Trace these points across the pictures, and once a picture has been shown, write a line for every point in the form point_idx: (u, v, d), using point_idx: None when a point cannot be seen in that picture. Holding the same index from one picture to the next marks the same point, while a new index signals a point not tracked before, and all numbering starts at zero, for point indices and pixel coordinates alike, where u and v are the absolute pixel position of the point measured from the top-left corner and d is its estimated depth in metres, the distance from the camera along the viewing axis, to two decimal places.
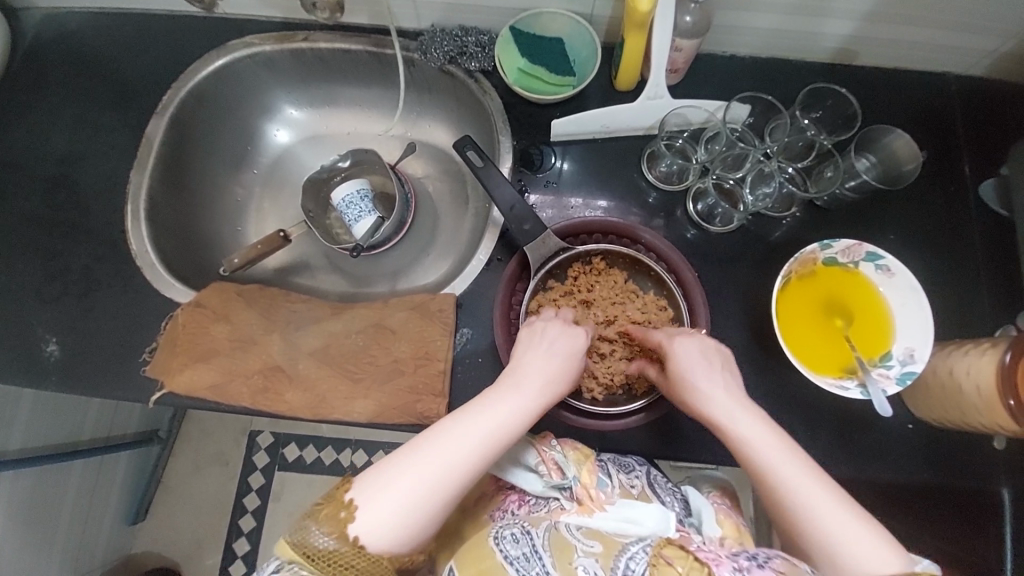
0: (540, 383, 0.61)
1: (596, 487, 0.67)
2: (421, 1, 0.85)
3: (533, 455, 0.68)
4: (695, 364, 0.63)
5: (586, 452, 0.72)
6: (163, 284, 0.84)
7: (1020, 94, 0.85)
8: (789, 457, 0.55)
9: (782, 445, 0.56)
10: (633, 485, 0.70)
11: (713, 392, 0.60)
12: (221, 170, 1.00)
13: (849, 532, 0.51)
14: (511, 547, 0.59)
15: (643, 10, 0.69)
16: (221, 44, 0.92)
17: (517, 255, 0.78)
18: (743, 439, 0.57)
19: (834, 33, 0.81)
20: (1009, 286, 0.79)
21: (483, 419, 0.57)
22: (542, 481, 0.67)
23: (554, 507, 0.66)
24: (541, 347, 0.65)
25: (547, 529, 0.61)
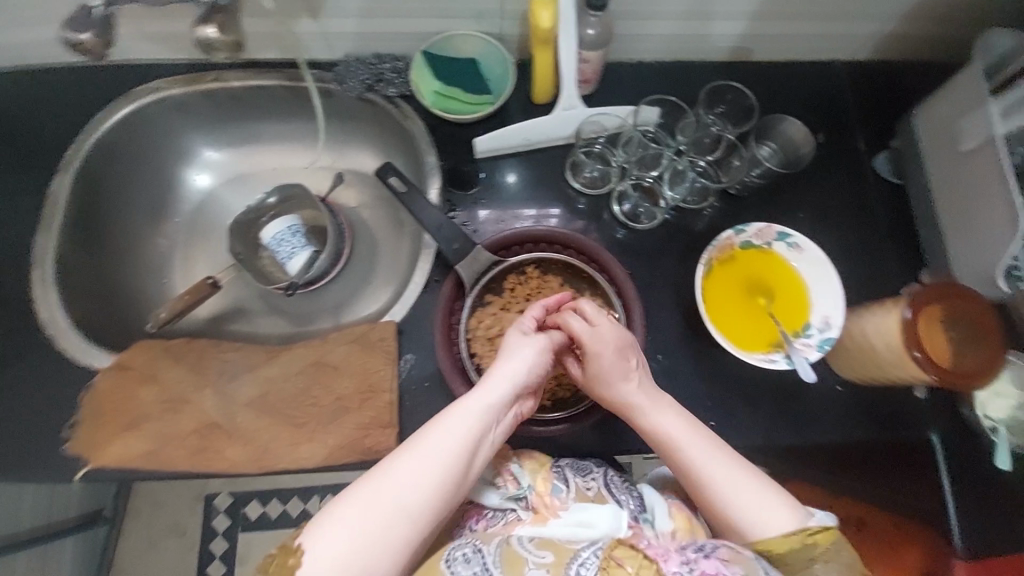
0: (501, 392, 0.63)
1: (552, 494, 0.67)
2: (330, 33, 0.85)
3: (488, 468, 0.69)
4: (605, 362, 0.66)
5: (543, 459, 0.72)
6: (80, 352, 0.79)
7: (904, 70, 0.93)
8: (705, 445, 0.64)
9: (693, 437, 0.64)
10: (590, 488, 0.70)
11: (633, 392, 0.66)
12: (139, 221, 0.94)
13: (749, 502, 0.61)
14: (463, 567, 0.59)
15: (545, 27, 0.73)
16: (125, 92, 0.88)
17: (451, 277, 0.78)
18: (654, 429, 0.65)
19: (727, 33, 0.87)
20: (910, 248, 0.86)
21: (447, 436, 0.59)
22: (498, 493, 0.67)
23: (511, 518, 0.66)
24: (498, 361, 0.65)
25: (497, 545, 0.61)
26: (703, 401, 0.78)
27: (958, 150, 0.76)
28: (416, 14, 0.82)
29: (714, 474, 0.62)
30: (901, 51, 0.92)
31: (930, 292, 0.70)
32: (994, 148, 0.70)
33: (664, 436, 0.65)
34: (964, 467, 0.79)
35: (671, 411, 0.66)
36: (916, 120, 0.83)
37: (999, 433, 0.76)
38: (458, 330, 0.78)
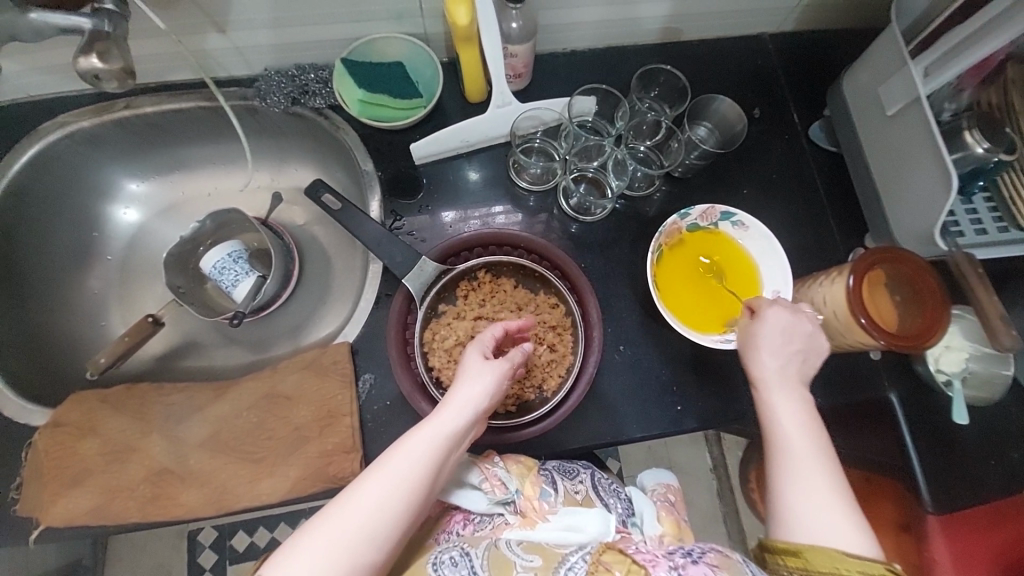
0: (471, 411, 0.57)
1: (540, 498, 0.66)
2: (244, 47, 0.81)
3: (475, 473, 0.66)
4: (777, 340, 0.64)
5: (529, 463, 0.70)
6: (15, 410, 0.75)
7: (827, 40, 0.95)
8: (803, 438, 0.59)
9: (803, 427, 0.60)
10: (578, 491, 0.71)
11: (768, 371, 0.63)
12: (67, 265, 0.90)
13: (822, 505, 0.55)
14: (450, 571, 0.60)
15: (464, 25, 0.70)
16: (31, 130, 0.83)
17: (401, 292, 0.75)
18: (771, 411, 0.61)
19: (654, 15, 0.86)
20: (852, 214, 0.88)
21: (414, 460, 0.53)
22: (485, 498, 0.65)
23: (498, 522, 0.65)
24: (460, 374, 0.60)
25: (485, 549, 0.61)
26: (665, 387, 0.78)
27: (886, 114, 0.77)
28: (333, 21, 0.79)
29: (797, 474, 0.57)
30: (830, 17, 0.92)
31: (872, 258, 0.69)
32: (919, 110, 0.71)
33: (775, 420, 0.61)
34: (933, 424, 0.80)
35: (798, 401, 0.62)
36: (845, 87, 0.84)
37: (954, 387, 0.79)
38: (414, 346, 0.75)
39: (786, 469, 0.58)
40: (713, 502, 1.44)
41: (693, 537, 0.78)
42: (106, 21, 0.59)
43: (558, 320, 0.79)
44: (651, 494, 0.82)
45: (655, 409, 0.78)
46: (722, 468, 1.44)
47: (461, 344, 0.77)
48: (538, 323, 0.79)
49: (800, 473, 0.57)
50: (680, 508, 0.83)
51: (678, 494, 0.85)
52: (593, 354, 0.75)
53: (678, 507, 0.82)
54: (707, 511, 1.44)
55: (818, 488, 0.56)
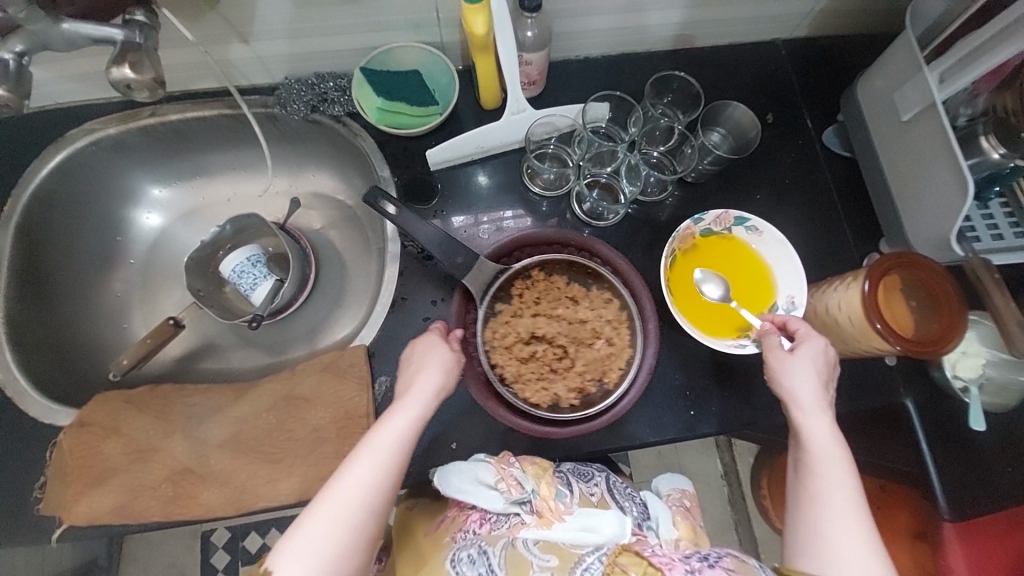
0: (428, 393, 0.62)
1: (556, 498, 0.67)
2: (265, 57, 0.83)
3: (492, 472, 0.68)
4: (813, 364, 0.64)
5: (545, 464, 0.71)
6: (42, 410, 0.77)
7: (840, 46, 0.95)
8: (840, 463, 0.59)
9: (841, 455, 0.60)
10: (593, 493, 0.72)
11: (803, 396, 0.62)
12: (91, 268, 0.92)
13: (850, 534, 0.57)
14: (468, 568, 0.63)
15: (480, 34, 0.72)
16: (59, 138, 0.85)
17: (460, 290, 0.79)
18: (806, 437, 0.61)
19: (668, 22, 0.86)
20: (866, 219, 0.88)
21: (377, 443, 0.57)
22: (502, 498, 0.66)
23: (514, 521, 0.65)
24: (416, 364, 0.65)
25: (503, 548, 0.63)
26: (678, 391, 0.79)
27: (900, 121, 0.77)
28: (352, 31, 0.80)
29: (829, 500, 0.58)
30: (844, 23, 0.92)
31: (888, 263, 0.69)
32: (935, 116, 0.71)
33: (812, 446, 0.61)
34: (948, 430, 0.80)
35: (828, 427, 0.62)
36: (859, 93, 0.84)
37: (971, 393, 0.78)
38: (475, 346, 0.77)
39: (818, 496, 0.59)
40: (724, 508, 1.43)
41: (708, 541, 0.78)
42: (138, 32, 0.60)
43: (614, 315, 0.80)
44: (666, 499, 0.82)
45: (669, 414, 0.78)
46: (733, 474, 1.43)
47: (521, 341, 0.79)
48: (595, 318, 0.80)
49: (831, 502, 0.58)
50: (695, 513, 0.83)
51: (693, 501, 0.85)
52: (651, 344, 0.77)
53: (693, 512, 0.83)
54: (718, 517, 1.43)
55: (848, 518, 0.57)
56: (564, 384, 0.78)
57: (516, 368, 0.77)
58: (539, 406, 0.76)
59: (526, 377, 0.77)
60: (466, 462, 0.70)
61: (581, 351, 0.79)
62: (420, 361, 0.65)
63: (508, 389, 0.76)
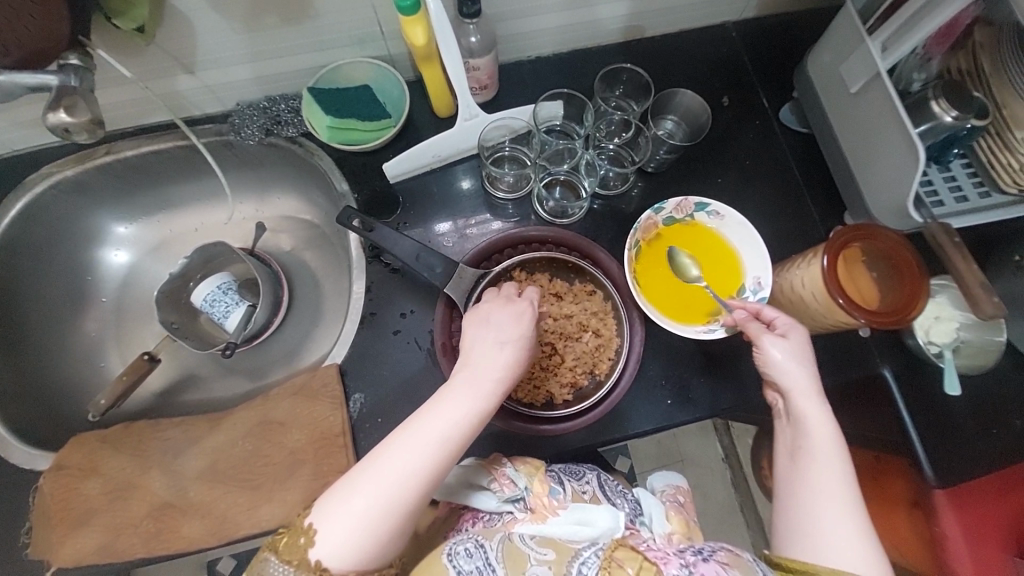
0: (495, 377, 0.61)
1: (549, 495, 0.67)
2: (214, 85, 0.83)
3: (484, 474, 0.69)
4: (801, 355, 0.64)
5: (538, 463, 0.71)
6: (20, 457, 0.77)
7: (789, 23, 0.95)
8: (833, 448, 0.60)
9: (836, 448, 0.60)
10: (585, 490, 0.72)
11: (800, 384, 0.62)
12: (62, 311, 0.92)
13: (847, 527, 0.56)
14: (465, 562, 0.62)
15: (420, 44, 0.72)
16: (16, 184, 0.85)
17: (442, 300, 0.76)
18: (802, 429, 0.61)
19: (613, 15, 0.86)
20: (829, 193, 0.88)
21: (443, 421, 0.57)
22: (495, 496, 0.67)
23: (507, 518, 0.67)
24: (489, 337, 0.63)
25: (500, 541, 0.63)
26: (654, 381, 0.79)
27: (849, 93, 0.77)
28: (297, 51, 0.80)
29: (823, 484, 0.58)
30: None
31: (847, 236, 0.69)
32: (881, 86, 0.71)
33: (807, 439, 0.61)
34: (927, 397, 0.80)
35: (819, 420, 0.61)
36: (809, 68, 0.84)
37: (945, 358, 0.78)
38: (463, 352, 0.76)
39: (810, 482, 0.59)
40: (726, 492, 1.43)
41: (703, 537, 0.79)
42: (72, 74, 0.61)
43: (599, 307, 0.80)
44: (660, 495, 0.82)
45: (646, 405, 0.78)
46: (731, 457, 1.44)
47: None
48: (580, 311, 0.80)
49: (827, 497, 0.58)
50: (690, 510, 0.83)
51: (688, 497, 0.85)
52: (637, 331, 0.77)
53: (688, 508, 0.82)
54: (721, 500, 1.43)
55: (843, 510, 0.57)
56: (557, 381, 0.78)
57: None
58: (534, 404, 0.77)
59: (518, 378, 0.77)
60: (458, 465, 0.70)
61: (570, 345, 0.79)
62: (492, 336, 0.63)
63: None
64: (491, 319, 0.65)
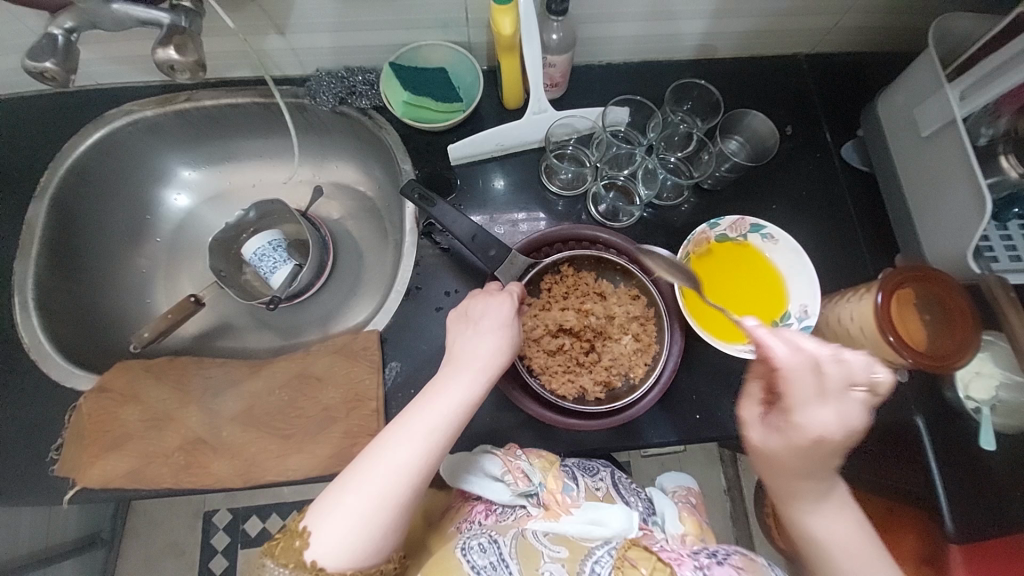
0: (480, 366, 0.63)
1: (563, 492, 0.68)
2: (300, 48, 0.86)
3: (498, 464, 0.69)
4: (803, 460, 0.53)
5: (550, 458, 0.72)
6: (62, 375, 0.80)
7: (862, 63, 0.96)
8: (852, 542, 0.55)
9: (853, 531, 0.55)
10: (599, 488, 0.73)
11: (797, 491, 0.54)
12: (120, 244, 0.95)
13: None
14: (479, 556, 0.63)
15: (507, 34, 0.74)
16: (98, 117, 0.89)
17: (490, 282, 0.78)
18: (811, 530, 0.55)
19: (691, 32, 0.88)
20: (882, 235, 0.88)
21: (430, 413, 0.59)
22: (508, 490, 0.67)
23: (521, 514, 0.67)
24: (470, 333, 0.65)
25: (513, 538, 0.65)
26: (685, 395, 0.79)
27: (920, 136, 0.77)
28: (384, 27, 0.83)
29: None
30: (867, 40, 0.93)
31: (899, 276, 0.69)
32: (954, 133, 0.71)
33: (823, 539, 0.55)
34: (958, 449, 0.79)
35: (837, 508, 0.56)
36: (879, 108, 0.85)
37: (983, 414, 0.78)
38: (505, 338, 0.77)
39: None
40: (727, 525, 1.40)
41: (715, 540, 0.77)
42: (184, 16, 0.64)
43: (641, 312, 0.80)
44: (672, 495, 0.82)
45: (673, 418, 0.78)
46: (736, 490, 1.42)
47: (549, 333, 0.79)
48: (622, 314, 0.80)
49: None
50: (701, 510, 0.82)
51: (699, 498, 0.85)
52: (677, 341, 0.77)
53: (699, 510, 0.82)
54: (720, 532, 1.40)
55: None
56: (590, 377, 0.79)
57: (543, 360, 0.78)
58: (566, 397, 0.77)
59: (553, 370, 0.78)
60: (471, 455, 0.71)
61: (608, 344, 0.80)
62: (474, 330, 0.65)
63: (535, 379, 0.77)
64: (470, 315, 0.66)
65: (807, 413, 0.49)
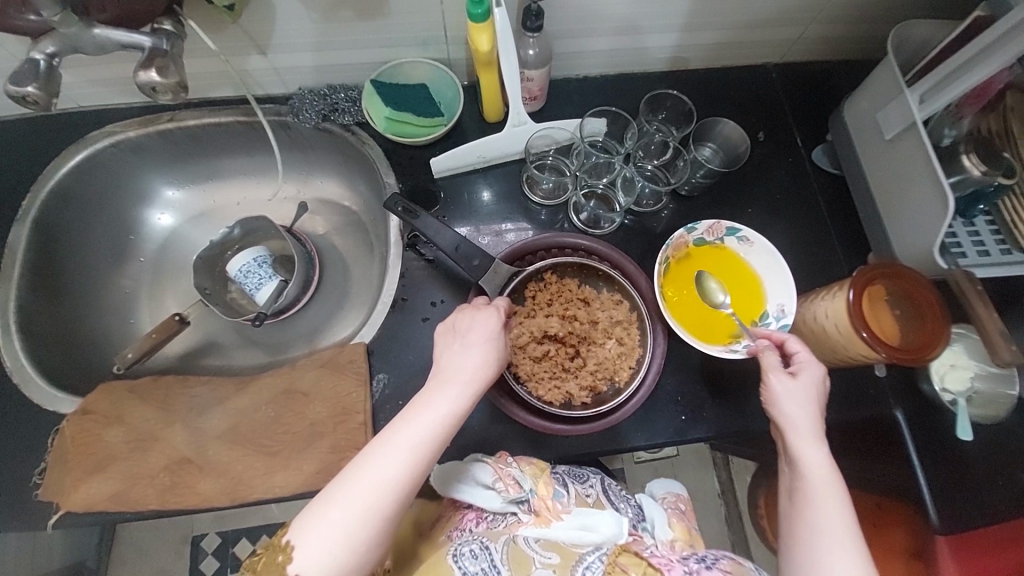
0: (467, 378, 0.63)
1: (553, 498, 0.68)
2: (283, 68, 0.88)
3: (489, 472, 0.69)
4: (811, 393, 0.65)
5: (542, 464, 0.72)
6: (45, 398, 0.79)
7: (827, 71, 1.00)
8: (832, 492, 0.60)
9: (835, 484, 0.60)
10: (589, 494, 0.73)
11: (796, 419, 0.63)
12: (103, 264, 0.95)
13: (845, 561, 0.56)
14: (470, 563, 0.64)
15: (485, 50, 0.76)
16: (80, 138, 0.90)
17: (474, 290, 0.79)
18: (803, 464, 0.61)
19: (663, 45, 0.91)
20: (855, 234, 0.90)
21: (417, 426, 0.60)
22: (500, 497, 0.67)
23: (511, 520, 0.68)
24: (458, 346, 0.66)
25: (506, 543, 0.65)
26: (670, 397, 0.80)
27: (884, 139, 0.80)
28: (364, 45, 0.85)
29: (824, 523, 0.58)
30: (832, 49, 0.97)
31: (872, 273, 0.71)
32: (916, 135, 0.74)
33: (808, 473, 0.61)
34: (938, 441, 0.80)
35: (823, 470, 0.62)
36: (845, 113, 0.88)
37: (959, 405, 0.80)
38: None
39: (811, 519, 0.59)
40: (721, 528, 1.40)
41: (704, 544, 0.78)
42: (165, 39, 0.65)
43: (624, 316, 0.82)
44: (660, 502, 0.82)
45: (660, 419, 0.79)
46: (729, 493, 1.42)
47: (534, 340, 0.80)
48: (606, 319, 0.82)
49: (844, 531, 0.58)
50: (691, 517, 0.82)
51: (689, 504, 0.85)
52: (660, 343, 0.79)
53: (688, 515, 0.82)
54: (715, 536, 1.41)
55: (840, 535, 0.58)
56: (576, 383, 0.79)
57: (530, 366, 0.79)
58: (552, 403, 0.78)
59: (540, 376, 0.79)
60: (463, 463, 0.71)
61: (593, 349, 0.81)
62: (461, 343, 0.66)
63: (522, 387, 0.78)
64: (458, 327, 0.67)
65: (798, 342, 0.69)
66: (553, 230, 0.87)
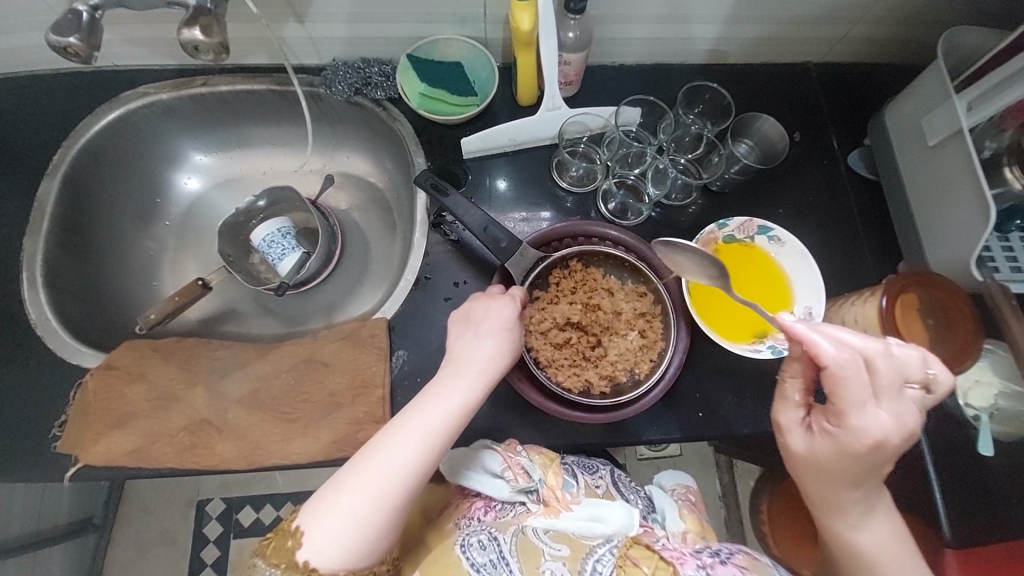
0: (479, 369, 0.64)
1: (562, 488, 0.70)
2: (319, 38, 0.87)
3: (498, 460, 0.70)
4: (868, 469, 0.55)
5: (550, 455, 0.73)
6: (68, 352, 0.80)
7: (869, 74, 0.97)
8: (896, 559, 0.57)
9: (893, 547, 0.57)
10: (598, 485, 0.74)
11: (847, 502, 0.57)
12: (129, 224, 0.96)
13: None
14: (478, 554, 0.63)
15: (525, 29, 0.75)
16: (113, 98, 0.90)
17: (499, 272, 0.79)
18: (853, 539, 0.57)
19: (704, 37, 0.89)
20: (887, 242, 0.89)
21: (429, 414, 0.60)
22: (508, 486, 0.68)
23: (521, 510, 0.68)
24: (471, 336, 0.66)
25: (513, 535, 0.65)
26: (689, 393, 0.79)
27: (927, 145, 0.78)
28: (403, 19, 0.84)
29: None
30: (876, 51, 0.95)
31: (904, 281, 0.71)
32: (961, 143, 0.73)
33: (863, 547, 0.57)
34: (955, 455, 0.79)
35: (885, 519, 0.58)
36: (887, 117, 0.86)
37: (982, 421, 0.79)
38: None
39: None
40: (721, 530, 1.40)
41: (717, 536, 0.79)
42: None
43: (648, 308, 0.81)
44: (671, 492, 0.83)
45: (676, 415, 0.79)
46: (731, 495, 1.42)
47: (556, 326, 0.80)
48: (629, 310, 0.81)
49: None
50: (701, 508, 0.83)
51: (698, 495, 0.85)
52: (683, 339, 0.78)
53: (699, 506, 0.83)
54: None
55: None
56: (596, 372, 0.79)
57: (551, 352, 0.79)
58: (571, 390, 0.78)
59: (560, 363, 0.79)
60: (471, 451, 0.70)
61: (614, 340, 0.81)
62: (474, 333, 0.66)
63: (542, 372, 0.78)
64: (469, 318, 0.67)
65: (864, 415, 0.52)
66: (581, 218, 0.86)
